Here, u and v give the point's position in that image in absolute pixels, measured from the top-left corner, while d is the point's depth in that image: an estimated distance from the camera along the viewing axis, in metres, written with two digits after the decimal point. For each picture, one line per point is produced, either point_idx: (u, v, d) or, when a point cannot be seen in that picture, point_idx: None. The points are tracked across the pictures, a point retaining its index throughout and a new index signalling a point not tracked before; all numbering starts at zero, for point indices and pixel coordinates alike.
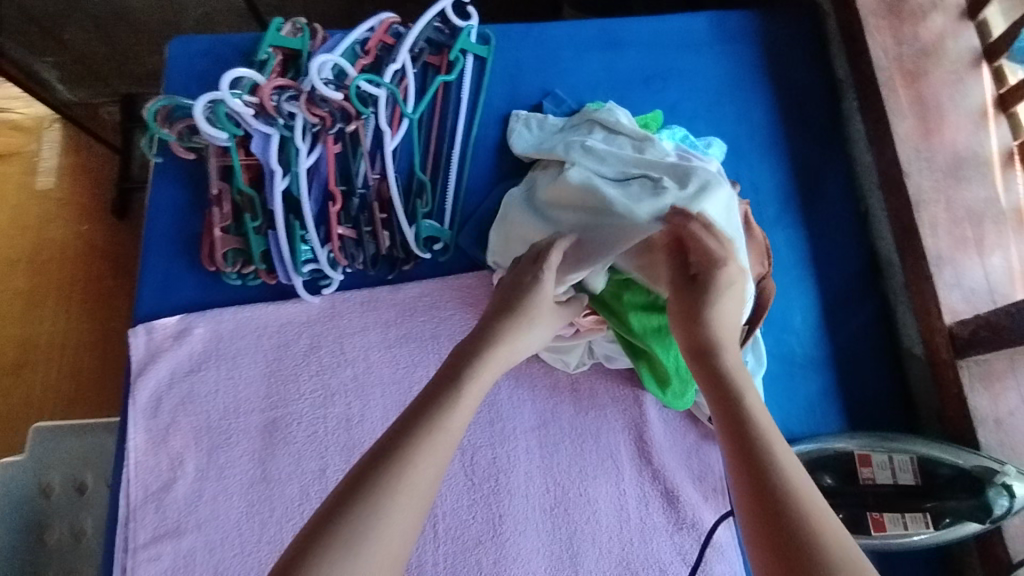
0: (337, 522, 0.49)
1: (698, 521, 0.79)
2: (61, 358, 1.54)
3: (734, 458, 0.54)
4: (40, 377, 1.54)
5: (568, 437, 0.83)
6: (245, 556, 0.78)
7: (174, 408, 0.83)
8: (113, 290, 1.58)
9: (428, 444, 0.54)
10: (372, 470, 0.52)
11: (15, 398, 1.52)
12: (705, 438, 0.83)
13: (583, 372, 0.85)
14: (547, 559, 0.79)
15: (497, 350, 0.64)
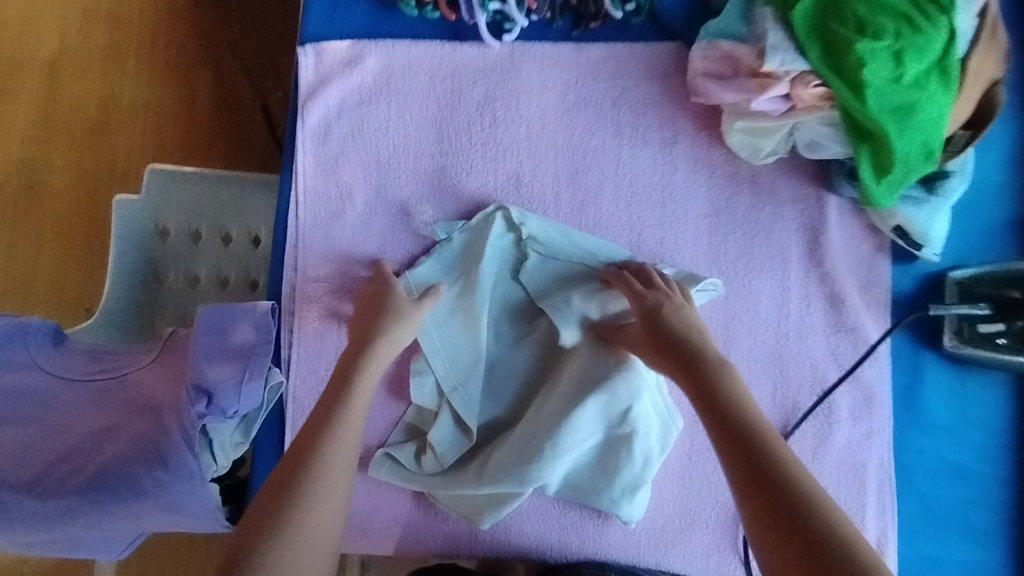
0: (299, 476, 0.59)
1: (860, 327, 0.79)
2: (144, 122, 1.42)
3: (717, 435, 0.59)
4: (124, 137, 1.42)
5: (740, 230, 0.81)
6: None
7: (344, 138, 0.80)
8: (195, 55, 1.43)
9: (341, 438, 0.62)
10: (296, 470, 0.59)
11: (100, 154, 1.42)
12: (880, 250, 0.80)
13: (767, 166, 0.81)
14: None
15: (383, 341, 0.69)
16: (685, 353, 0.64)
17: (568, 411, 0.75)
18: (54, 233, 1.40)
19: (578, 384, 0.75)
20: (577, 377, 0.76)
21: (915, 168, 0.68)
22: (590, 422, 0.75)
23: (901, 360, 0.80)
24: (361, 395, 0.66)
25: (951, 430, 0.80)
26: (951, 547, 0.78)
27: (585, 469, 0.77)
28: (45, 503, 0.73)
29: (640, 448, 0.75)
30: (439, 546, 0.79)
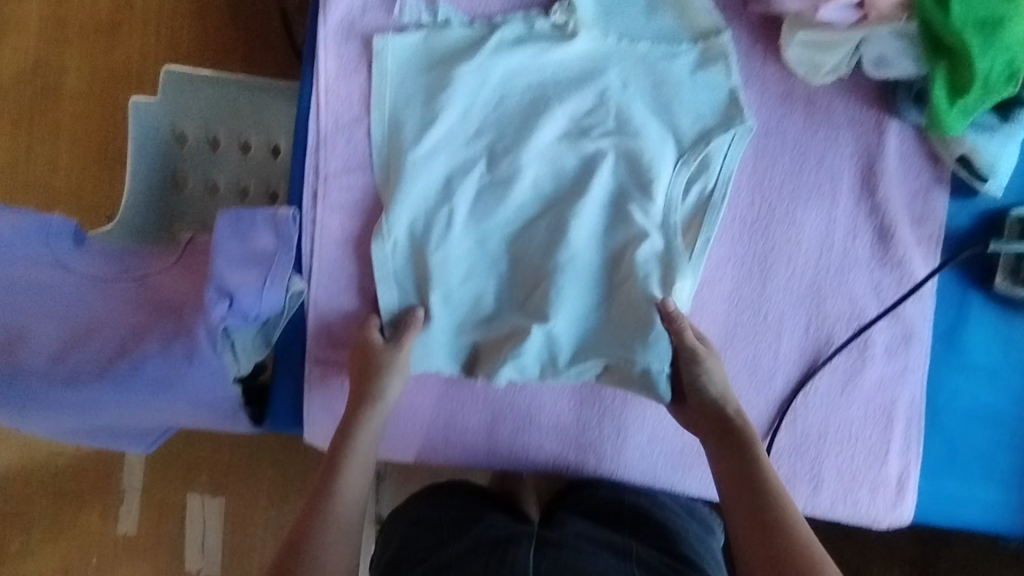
0: (312, 548, 0.66)
1: (907, 263, 0.75)
2: (159, 21, 1.36)
3: (743, 521, 0.64)
4: (139, 38, 1.37)
5: (789, 154, 0.75)
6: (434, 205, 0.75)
7: (369, 35, 0.76)
8: None
9: (339, 488, 0.69)
10: (319, 511, 0.67)
11: (116, 56, 1.37)
12: (939, 182, 0.75)
13: (825, 85, 0.75)
14: (738, 268, 0.77)
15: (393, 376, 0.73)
16: (722, 432, 0.69)
17: (560, 259, 0.74)
18: (71, 133, 1.37)
19: (565, 218, 0.74)
20: (559, 210, 0.75)
21: (994, 88, 0.62)
22: (582, 275, 0.74)
23: (947, 297, 0.77)
24: (363, 445, 0.71)
25: (989, 372, 0.77)
26: (972, 487, 0.78)
27: (615, 307, 0.74)
28: (66, 395, 0.74)
29: (645, 292, 0.73)
30: (457, 458, 0.80)
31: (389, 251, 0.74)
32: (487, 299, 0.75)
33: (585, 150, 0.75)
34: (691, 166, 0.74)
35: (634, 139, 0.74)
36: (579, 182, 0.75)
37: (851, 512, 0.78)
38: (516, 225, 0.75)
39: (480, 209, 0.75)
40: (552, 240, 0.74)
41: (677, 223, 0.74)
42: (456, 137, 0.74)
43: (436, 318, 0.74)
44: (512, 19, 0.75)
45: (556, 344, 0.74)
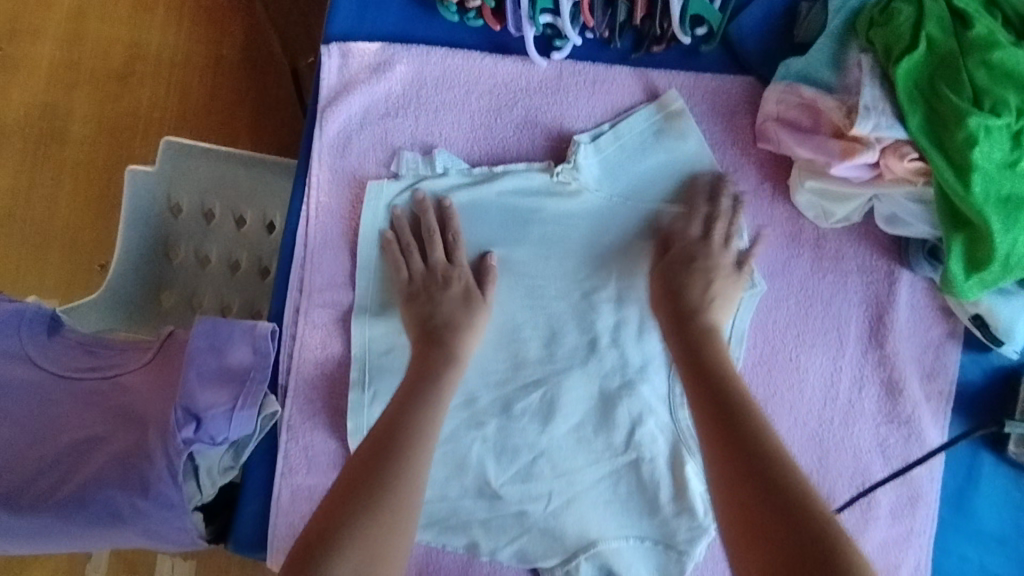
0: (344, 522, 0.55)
1: (914, 420, 0.71)
2: (169, 77, 1.29)
3: (725, 462, 0.57)
4: (149, 90, 1.29)
5: (793, 297, 0.73)
6: (417, 343, 0.73)
7: (366, 149, 0.73)
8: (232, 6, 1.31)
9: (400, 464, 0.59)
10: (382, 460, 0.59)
11: (123, 106, 1.29)
12: (951, 336, 0.72)
13: (834, 229, 0.72)
14: None
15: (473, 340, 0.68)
16: (700, 344, 0.66)
17: (556, 442, 0.74)
18: (72, 183, 1.28)
19: (555, 397, 0.74)
20: (549, 390, 0.74)
21: (1009, 272, 0.59)
22: (578, 459, 0.73)
23: (958, 456, 0.73)
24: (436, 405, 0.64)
25: (1001, 540, 0.72)
26: None
27: (606, 491, 0.73)
28: (20, 502, 0.70)
29: (648, 475, 0.73)
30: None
31: (364, 402, 0.73)
32: (472, 473, 0.73)
33: (594, 321, 0.74)
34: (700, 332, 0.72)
35: (636, 303, 0.74)
36: (585, 354, 0.74)
37: None
38: (510, 401, 0.74)
39: (468, 380, 0.74)
40: (544, 415, 0.74)
41: (685, 388, 0.74)
42: None
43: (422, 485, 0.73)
44: (513, 170, 0.73)
45: (553, 523, 0.72)
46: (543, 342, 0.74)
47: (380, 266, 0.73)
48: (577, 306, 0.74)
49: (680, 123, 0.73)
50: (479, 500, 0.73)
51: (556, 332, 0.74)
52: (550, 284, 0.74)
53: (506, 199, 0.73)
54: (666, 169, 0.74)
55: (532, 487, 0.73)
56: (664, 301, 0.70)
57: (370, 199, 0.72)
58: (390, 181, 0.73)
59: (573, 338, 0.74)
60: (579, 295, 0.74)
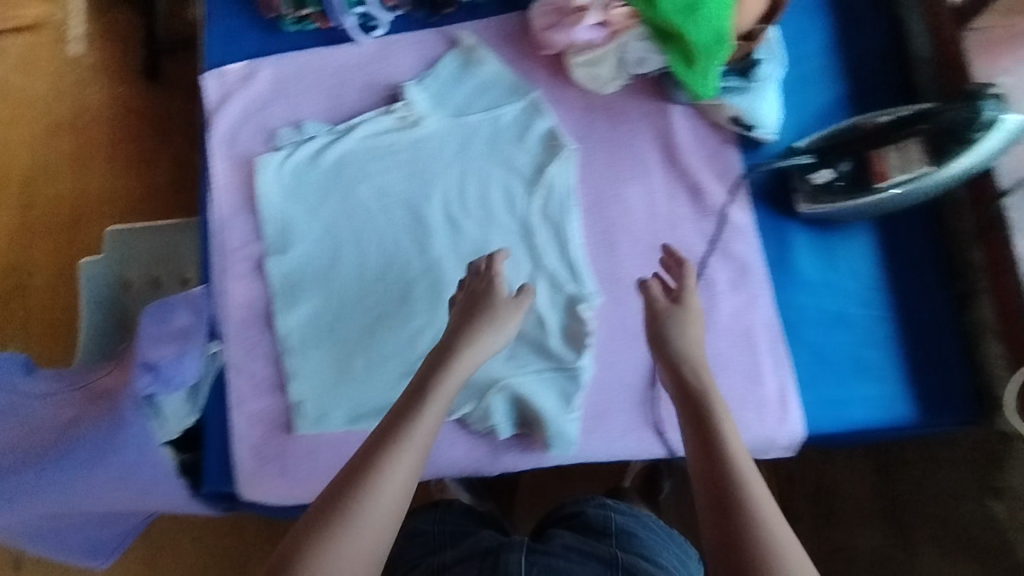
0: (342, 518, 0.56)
1: (720, 210, 0.89)
2: (111, 212, 1.43)
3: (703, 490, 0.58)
4: (98, 229, 1.42)
5: (602, 150, 0.92)
6: (322, 269, 0.89)
7: (250, 138, 0.94)
8: (157, 142, 1.45)
9: (403, 454, 0.59)
10: (371, 457, 0.59)
11: (73, 248, 1.42)
12: (726, 143, 0.91)
13: (615, 93, 0.93)
14: (588, 247, 0.90)
15: (472, 344, 0.66)
16: (689, 389, 0.64)
17: (454, 313, 0.88)
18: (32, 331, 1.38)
19: (442, 278, 0.89)
20: (435, 281, 0.89)
21: (715, 54, 0.79)
22: None
23: (767, 232, 0.89)
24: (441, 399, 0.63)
25: (827, 285, 0.88)
26: (847, 389, 0.85)
27: (506, 340, 0.87)
28: (16, 484, 0.81)
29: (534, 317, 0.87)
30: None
31: (291, 326, 0.88)
32: (389, 360, 0.87)
33: (457, 215, 0.91)
34: (537, 195, 0.91)
35: (485, 192, 0.91)
36: (456, 241, 0.90)
37: (747, 438, 0.84)
38: (404, 293, 0.89)
39: (368, 285, 0.89)
40: (436, 297, 0.89)
41: (542, 243, 0.90)
42: (337, 225, 0.91)
43: (356, 378, 0.87)
44: (365, 120, 0.93)
45: (467, 375, 0.85)
46: (421, 241, 0.90)
47: (279, 217, 0.91)
48: (441, 205, 0.92)
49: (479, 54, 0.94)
50: (400, 370, 0.87)
51: (427, 229, 0.91)
52: (415, 196, 0.91)
53: (364, 142, 0.93)
54: (482, 87, 0.94)
55: None
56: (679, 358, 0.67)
57: (259, 170, 0.92)
58: (271, 154, 0.92)
59: (444, 230, 0.91)
60: (439, 198, 0.92)
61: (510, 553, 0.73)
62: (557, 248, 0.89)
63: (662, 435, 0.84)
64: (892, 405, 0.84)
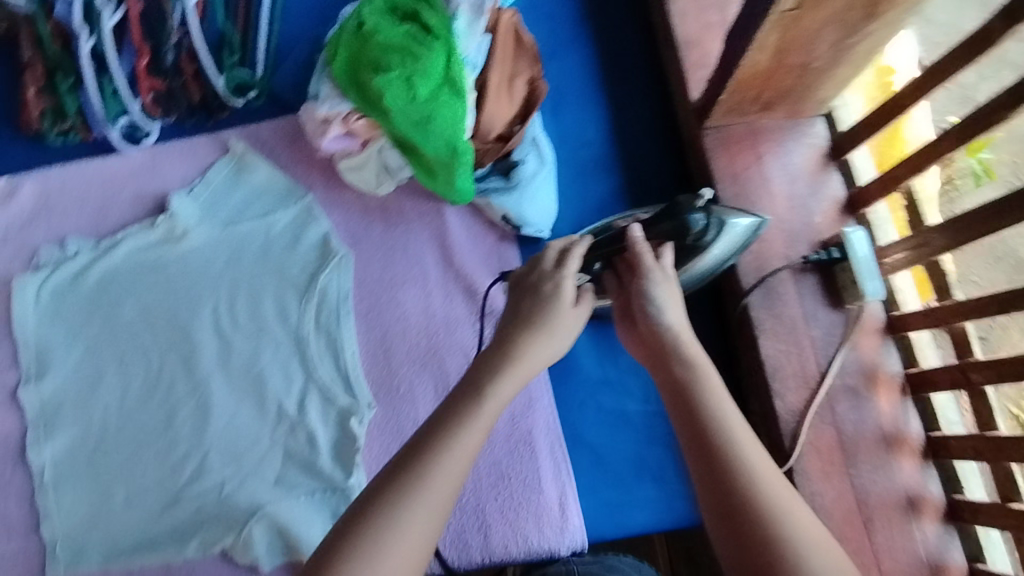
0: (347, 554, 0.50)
1: (496, 308, 0.88)
2: None
3: (688, 436, 0.56)
4: None
5: (379, 254, 0.91)
6: (82, 391, 0.85)
7: (10, 256, 0.90)
8: None
9: (428, 483, 0.53)
10: (405, 470, 0.54)
11: None
12: (503, 239, 0.91)
13: (390, 194, 0.92)
14: (365, 354, 0.88)
15: (519, 357, 0.61)
16: (684, 386, 0.58)
17: (224, 433, 0.84)
18: None
19: (210, 396, 0.85)
20: (205, 398, 0.85)
21: (455, 165, 0.80)
22: (241, 442, 0.84)
23: None
24: (498, 400, 0.58)
25: (610, 380, 0.86)
26: (632, 492, 0.82)
27: (275, 462, 0.83)
28: None
29: (306, 432, 0.84)
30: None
31: (45, 458, 0.83)
32: (150, 488, 0.82)
33: (226, 328, 0.88)
34: (311, 302, 0.88)
35: (258, 300, 0.89)
36: (224, 355, 0.87)
37: (527, 549, 0.80)
38: (170, 415, 0.85)
39: (131, 407, 0.85)
40: (201, 417, 0.85)
41: (316, 353, 0.87)
42: (99, 345, 0.87)
43: (113, 511, 0.82)
44: (131, 233, 0.90)
45: (232, 501, 0.81)
46: (189, 357, 0.86)
47: (36, 340, 0.86)
48: (212, 316, 0.88)
49: (251, 161, 0.93)
50: (159, 495, 0.82)
51: (195, 344, 0.87)
52: (184, 310, 0.88)
53: (132, 254, 0.90)
54: (256, 193, 0.93)
55: (203, 477, 0.83)
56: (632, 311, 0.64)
57: (15, 291, 0.87)
58: (29, 274, 0.88)
59: (216, 344, 0.87)
60: (210, 309, 0.88)
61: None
62: (330, 357, 0.87)
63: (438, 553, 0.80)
64: (677, 504, 0.81)
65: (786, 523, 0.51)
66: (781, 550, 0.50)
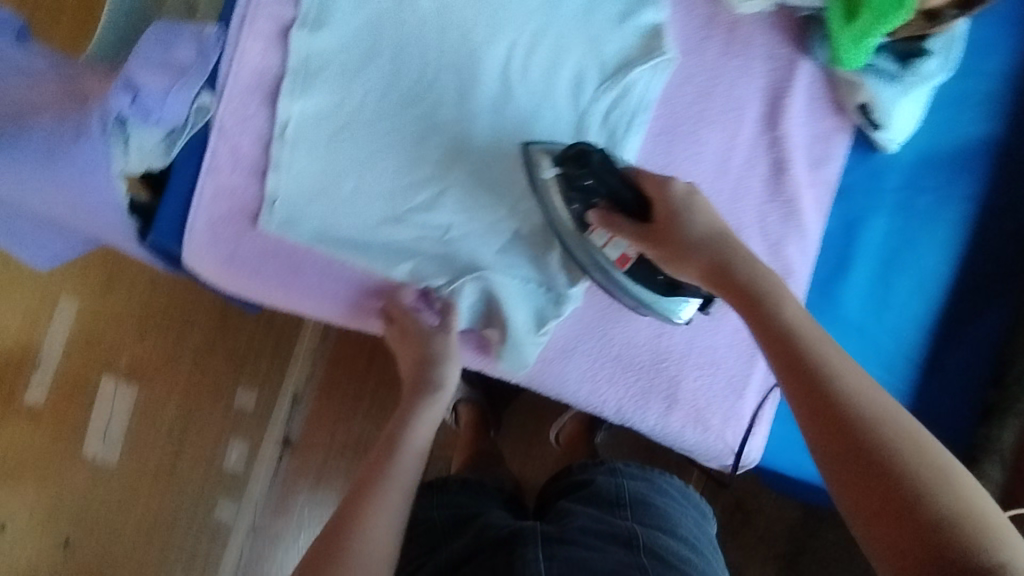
0: (355, 516, 0.63)
1: (794, 200, 0.77)
2: None
3: (806, 407, 0.55)
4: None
5: (702, 78, 0.78)
6: (346, 64, 0.76)
7: None
8: None
9: (384, 483, 0.66)
10: (379, 462, 0.68)
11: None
12: (840, 130, 0.77)
13: (747, 17, 0.78)
14: (644, 174, 0.78)
15: (435, 374, 0.75)
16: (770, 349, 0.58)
17: (466, 184, 0.78)
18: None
19: (468, 138, 0.78)
20: (460, 138, 0.78)
21: (882, 21, 0.67)
22: (478, 200, 0.78)
23: (833, 240, 0.79)
24: (427, 417, 0.73)
25: (859, 329, 0.78)
26: None
27: (504, 233, 0.78)
28: None
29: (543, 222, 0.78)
30: (358, 318, 0.83)
31: (287, 113, 0.75)
32: (379, 197, 0.78)
33: (512, 76, 0.78)
34: (611, 93, 0.77)
35: (556, 62, 0.78)
36: (501, 104, 0.78)
37: (698, 438, 0.80)
38: (422, 136, 0.78)
39: (386, 107, 0.77)
40: (453, 154, 0.78)
41: None
42: (383, 22, 0.76)
43: (336, 200, 0.77)
44: None
45: (450, 251, 0.78)
46: (465, 85, 0.77)
47: None
48: (505, 53, 0.78)
49: None
50: (382, 209, 0.78)
51: (477, 74, 0.77)
52: (479, 31, 0.77)
53: None
54: None
55: (430, 215, 0.78)
56: (715, 282, 0.62)
57: None
58: None
59: (496, 85, 0.78)
60: (506, 45, 0.78)
61: (525, 548, 0.65)
62: None
63: (619, 398, 0.80)
64: None
65: (970, 523, 0.47)
66: (947, 536, 0.47)
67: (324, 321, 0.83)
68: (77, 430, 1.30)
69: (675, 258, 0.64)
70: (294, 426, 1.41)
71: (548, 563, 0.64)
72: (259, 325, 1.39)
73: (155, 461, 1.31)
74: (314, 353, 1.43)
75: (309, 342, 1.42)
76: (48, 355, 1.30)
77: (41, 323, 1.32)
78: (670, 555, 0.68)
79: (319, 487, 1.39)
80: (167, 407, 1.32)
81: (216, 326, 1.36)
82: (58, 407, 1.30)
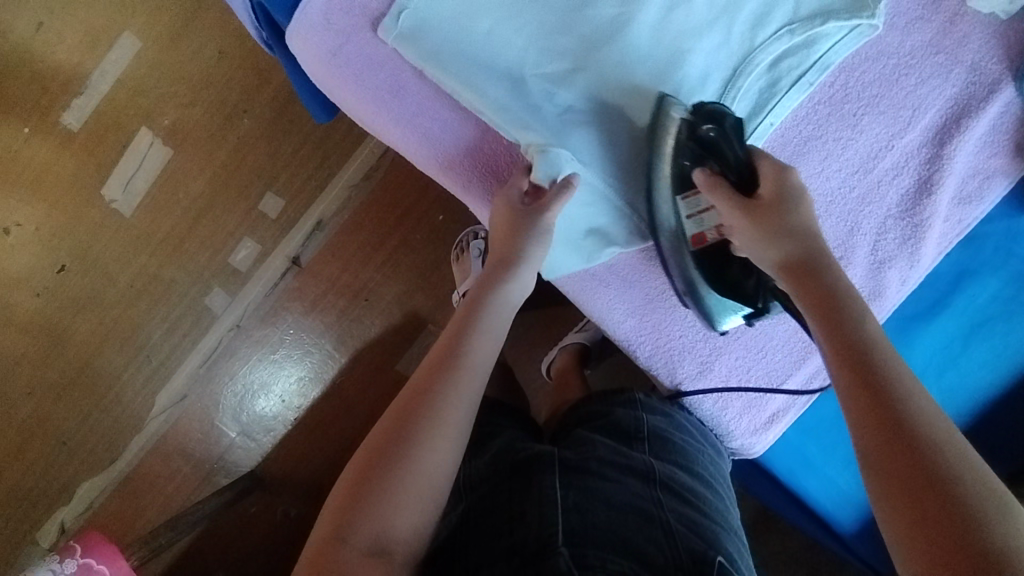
0: (388, 467, 0.54)
1: (923, 226, 0.72)
2: None
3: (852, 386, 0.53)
4: None
5: (894, 61, 0.71)
6: None
7: None
8: None
9: (430, 422, 0.57)
10: (427, 395, 0.59)
11: None
12: (1003, 174, 0.72)
13: (974, 15, 0.69)
14: (794, 131, 0.72)
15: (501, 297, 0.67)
16: (836, 323, 0.56)
17: (605, 70, 0.70)
18: None
19: (627, 21, 0.70)
20: (621, 19, 0.69)
21: None
22: (609, 93, 0.71)
23: (936, 281, 0.75)
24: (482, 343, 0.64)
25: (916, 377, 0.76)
26: (828, 460, 0.81)
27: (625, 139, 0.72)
28: None
29: None
30: (447, 172, 0.77)
31: None
32: (512, 50, 0.70)
33: None
34: (795, 37, 0.70)
35: None
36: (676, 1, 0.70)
37: (711, 415, 0.79)
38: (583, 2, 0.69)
39: None
40: (605, 35, 0.70)
41: (743, 88, 0.71)
42: None
43: (467, 35, 0.70)
44: None
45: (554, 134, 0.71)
46: None
47: None
48: None
49: None
50: (511, 61, 0.70)
51: None
52: None
53: None
54: None
55: (554, 87, 0.71)
56: (791, 274, 0.60)
57: None
58: None
59: None
60: None
61: (544, 476, 0.65)
62: (750, 105, 0.71)
63: (656, 344, 0.78)
64: (847, 504, 0.82)
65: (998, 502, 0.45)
66: (991, 518, 0.44)
67: (401, 155, 0.79)
68: (102, 168, 1.29)
69: (759, 244, 0.62)
70: (308, 250, 1.30)
71: (564, 490, 0.63)
72: (309, 140, 1.29)
73: (166, 229, 1.29)
74: (352, 189, 1.30)
75: (351, 176, 1.30)
76: (94, 88, 1.29)
77: (99, 50, 1.29)
78: (685, 491, 0.68)
79: (312, 314, 1.29)
80: (195, 182, 1.29)
81: (265, 123, 1.29)
82: (95, 138, 1.29)
